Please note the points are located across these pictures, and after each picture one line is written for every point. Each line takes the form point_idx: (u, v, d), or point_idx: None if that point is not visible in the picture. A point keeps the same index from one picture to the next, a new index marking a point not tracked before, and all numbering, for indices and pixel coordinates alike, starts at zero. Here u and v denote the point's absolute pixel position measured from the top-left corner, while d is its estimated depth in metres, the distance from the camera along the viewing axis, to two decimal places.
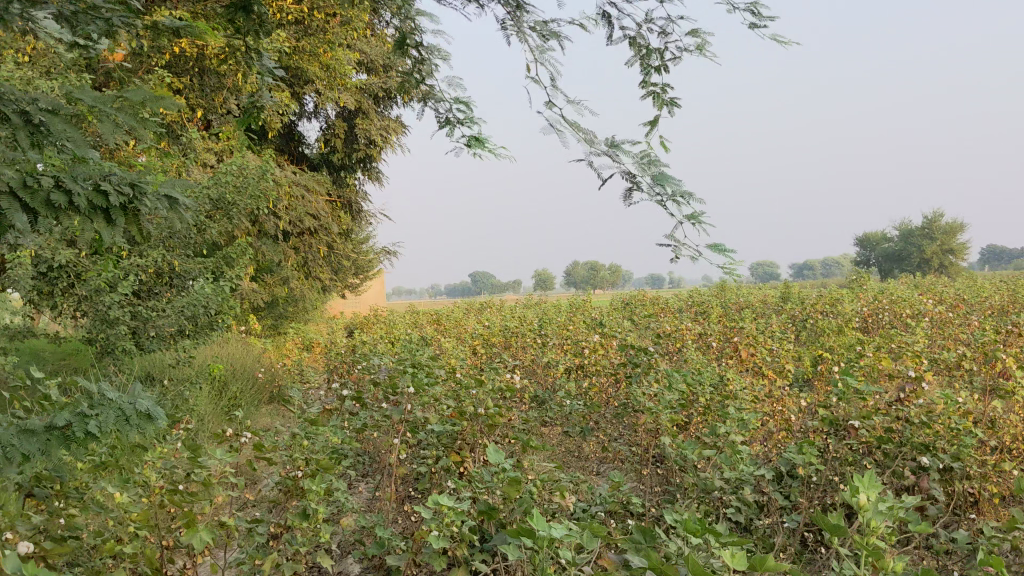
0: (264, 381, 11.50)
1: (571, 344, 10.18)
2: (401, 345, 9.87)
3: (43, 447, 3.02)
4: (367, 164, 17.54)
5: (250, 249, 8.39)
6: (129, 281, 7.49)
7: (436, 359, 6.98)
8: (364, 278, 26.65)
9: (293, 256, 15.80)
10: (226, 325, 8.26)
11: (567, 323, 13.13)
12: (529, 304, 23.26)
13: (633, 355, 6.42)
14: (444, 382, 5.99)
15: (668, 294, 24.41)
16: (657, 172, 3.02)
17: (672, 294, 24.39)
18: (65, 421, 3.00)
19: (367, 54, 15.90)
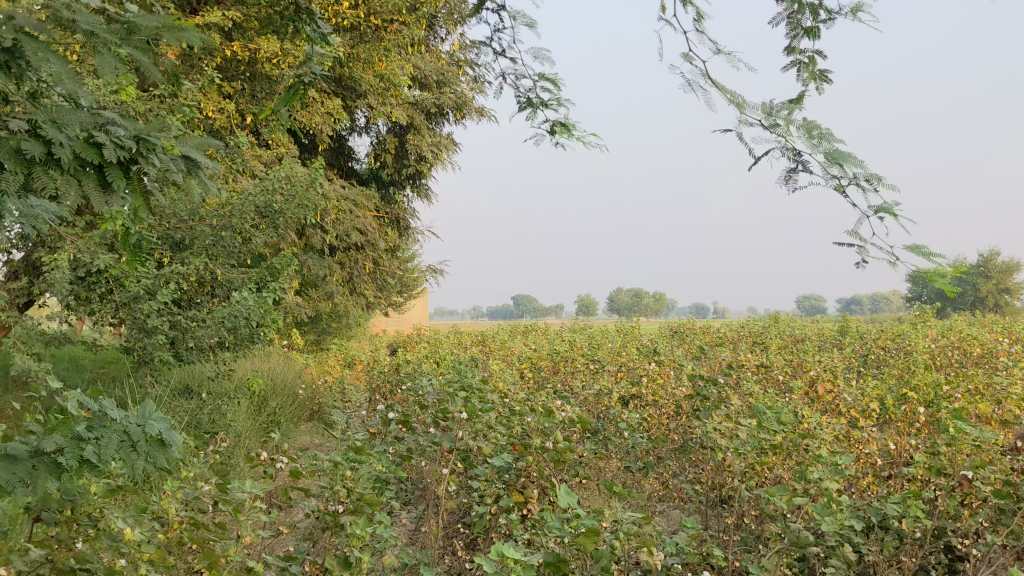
0: (306, 398, 11.19)
1: (626, 372, 9.71)
2: (449, 366, 9.50)
3: (30, 475, 2.85)
4: (417, 180, 17.26)
5: (296, 260, 8.05)
6: (168, 289, 7.21)
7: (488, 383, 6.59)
8: (409, 295, 26.41)
9: (339, 271, 15.53)
10: (267, 338, 7.91)
11: (619, 349, 12.67)
12: (575, 328, 22.80)
13: (700, 387, 5.97)
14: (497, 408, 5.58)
15: (717, 323, 23.79)
16: (842, 162, 2.86)
17: (721, 323, 23.76)
18: (55, 447, 2.82)
19: (421, 69, 15.63)
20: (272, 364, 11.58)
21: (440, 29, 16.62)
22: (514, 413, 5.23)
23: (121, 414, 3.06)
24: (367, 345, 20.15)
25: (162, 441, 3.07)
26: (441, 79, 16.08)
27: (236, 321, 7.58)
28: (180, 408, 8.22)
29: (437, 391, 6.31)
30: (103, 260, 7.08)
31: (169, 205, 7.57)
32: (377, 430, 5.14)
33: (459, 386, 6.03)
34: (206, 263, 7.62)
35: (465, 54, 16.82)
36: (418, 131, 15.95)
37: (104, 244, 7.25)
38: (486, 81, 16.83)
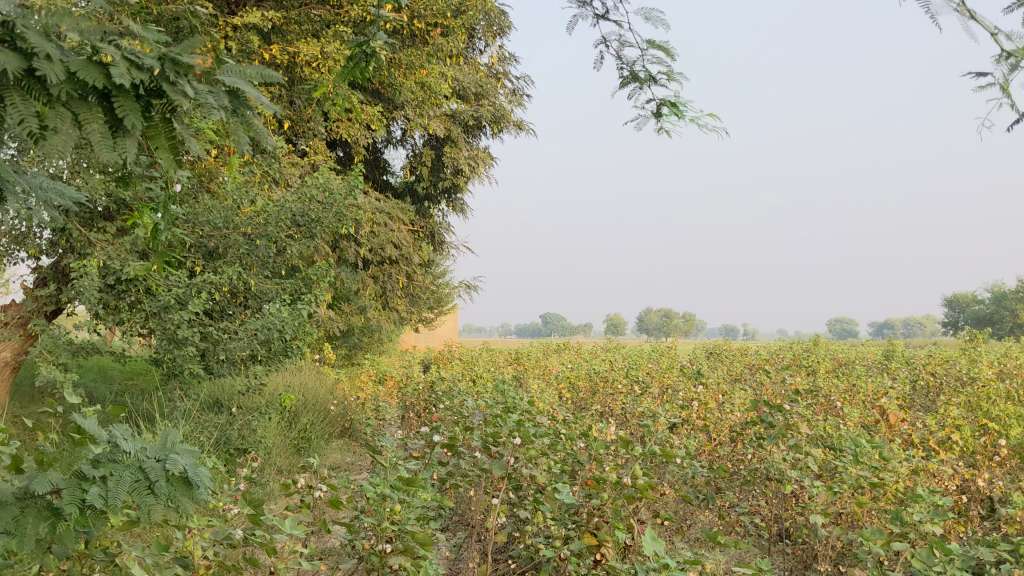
0: (337, 414, 10.90)
1: (669, 395, 9.33)
2: (487, 386, 9.17)
3: (22, 520, 2.61)
4: (453, 194, 16.98)
5: (332, 272, 7.76)
6: (200, 299, 6.92)
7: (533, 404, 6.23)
8: (439, 310, 26.12)
9: (372, 286, 15.27)
10: (301, 352, 7.62)
11: (659, 370, 12.30)
12: (609, 348, 22.40)
13: (764, 413, 5.60)
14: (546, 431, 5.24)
15: (752, 344, 23.31)
16: None
17: (757, 344, 23.28)
18: (52, 492, 2.59)
19: (460, 80, 15.37)
20: (303, 379, 11.30)
21: (479, 41, 16.38)
22: (569, 438, 4.89)
23: (139, 449, 2.76)
24: (398, 360, 19.86)
25: (187, 478, 2.72)
26: (480, 92, 15.82)
27: (270, 334, 7.28)
28: (208, 423, 7.92)
29: (479, 411, 5.97)
30: (134, 268, 6.81)
31: (203, 211, 7.30)
32: (419, 452, 4.80)
33: (505, 406, 5.67)
34: (240, 273, 7.33)
35: (504, 67, 16.57)
36: (456, 144, 15.69)
37: (135, 252, 6.99)
38: (524, 94, 16.56)
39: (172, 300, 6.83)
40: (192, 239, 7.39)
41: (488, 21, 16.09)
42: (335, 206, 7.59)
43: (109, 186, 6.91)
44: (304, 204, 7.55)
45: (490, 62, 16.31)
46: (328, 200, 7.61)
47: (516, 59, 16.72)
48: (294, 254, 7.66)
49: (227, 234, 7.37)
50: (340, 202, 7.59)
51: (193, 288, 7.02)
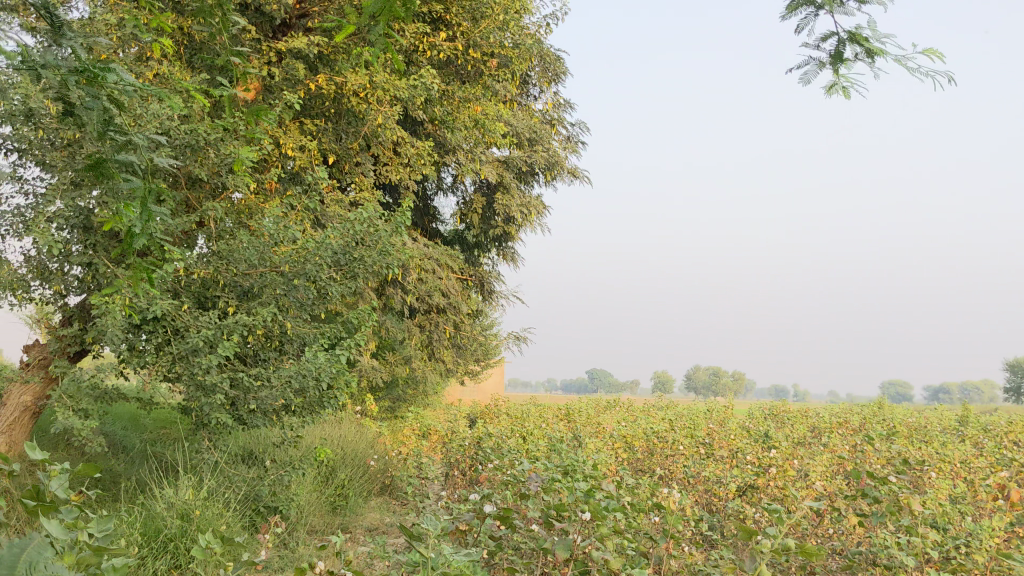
0: (377, 469, 10.27)
1: (738, 461, 8.54)
2: (540, 445, 8.46)
3: None
4: (504, 243, 16.44)
5: (376, 316, 7.16)
6: (232, 343, 6.36)
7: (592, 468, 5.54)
8: (486, 363, 25.50)
9: (418, 335, 14.72)
10: (338, 403, 7.02)
11: (721, 431, 11.48)
12: (661, 406, 21.55)
13: (865, 488, 4.86)
14: (613, 500, 4.56)
15: (812, 406, 22.28)
16: None
17: (816, 407, 22.28)
18: None
19: (513, 125, 14.92)
20: (342, 431, 10.71)
21: (533, 87, 15.97)
22: (642, 511, 4.22)
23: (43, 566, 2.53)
24: (443, 415, 19.23)
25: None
26: (533, 137, 15.36)
27: (304, 382, 6.68)
28: (237, 479, 7.31)
29: (536, 474, 5.30)
30: (161, 305, 6.29)
31: (240, 248, 6.78)
32: (467, 523, 4.16)
33: (565, 470, 5.00)
34: (276, 314, 6.78)
35: (559, 113, 16.12)
36: (508, 191, 15.19)
37: (163, 289, 6.50)
38: (579, 142, 16.06)
39: (201, 343, 6.29)
40: (228, 278, 6.87)
41: (543, 66, 15.69)
42: (381, 245, 7.00)
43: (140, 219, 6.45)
44: (346, 240, 6.99)
45: (544, 109, 15.87)
46: (371, 237, 7.02)
47: (571, 106, 16.26)
48: (335, 297, 7.09)
49: (264, 272, 6.81)
50: (385, 239, 7.00)
51: (224, 329, 6.48)
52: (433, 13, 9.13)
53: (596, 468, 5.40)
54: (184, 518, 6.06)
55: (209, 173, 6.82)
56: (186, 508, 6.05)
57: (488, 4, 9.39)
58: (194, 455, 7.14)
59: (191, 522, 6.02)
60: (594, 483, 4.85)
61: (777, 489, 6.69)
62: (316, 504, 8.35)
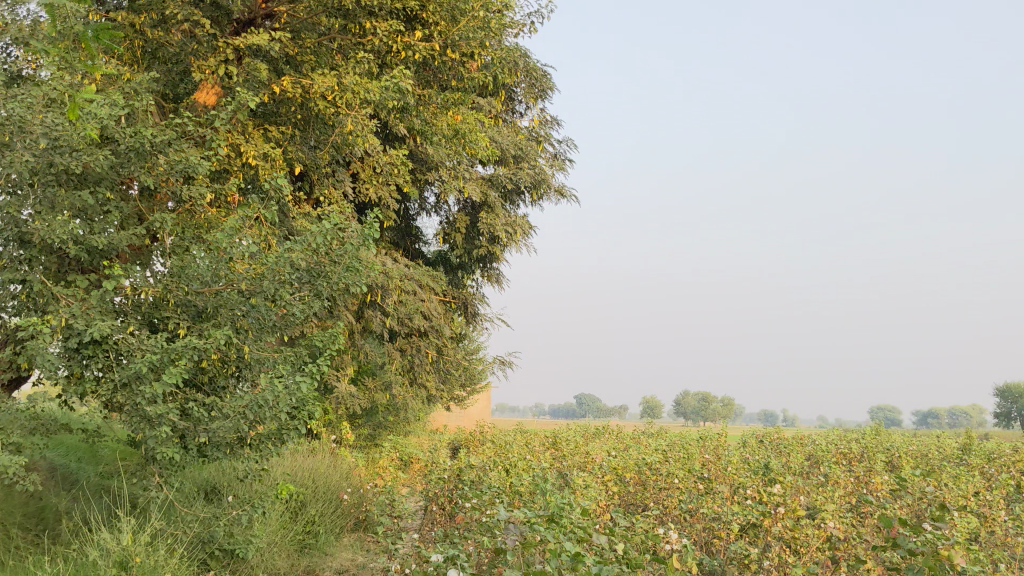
0: (350, 504, 9.61)
1: (739, 499, 7.89)
2: (523, 481, 7.81)
3: None
4: (489, 264, 15.84)
5: (343, 338, 6.53)
6: (180, 370, 5.72)
7: (580, 516, 4.90)
8: (471, 387, 24.83)
9: (399, 360, 14.08)
10: (299, 435, 6.36)
11: (718, 463, 10.84)
12: (651, 431, 20.93)
13: (894, 543, 4.23)
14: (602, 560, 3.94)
15: (804, 431, 21.71)
16: None
17: (809, 432, 21.71)
18: None
19: (498, 141, 14.36)
20: (314, 463, 10.04)
21: (519, 102, 15.43)
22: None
23: None
24: (426, 443, 18.55)
25: None
26: (519, 154, 14.81)
27: (260, 412, 6.03)
28: (190, 518, 6.64)
29: (515, 522, 4.67)
30: (101, 328, 5.66)
31: (192, 263, 6.15)
32: None
33: (550, 522, 4.36)
34: (231, 336, 6.15)
35: (546, 130, 15.58)
36: (492, 210, 14.60)
37: (105, 310, 5.87)
38: (566, 159, 15.51)
39: (145, 370, 5.66)
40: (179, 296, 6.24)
41: (529, 81, 15.17)
42: (348, 258, 6.39)
43: (80, 232, 5.82)
44: (309, 253, 6.37)
45: (531, 125, 15.34)
46: (338, 251, 6.40)
47: (558, 122, 15.73)
48: (299, 317, 6.46)
49: (218, 289, 6.18)
50: (352, 253, 6.38)
51: (173, 353, 5.85)
52: (411, 14, 8.54)
53: (585, 517, 4.77)
54: (122, 568, 5.41)
55: (159, 181, 6.20)
56: (124, 556, 5.41)
57: (469, 4, 8.82)
58: (143, 493, 6.47)
59: (129, 572, 5.38)
60: (581, 534, 4.22)
61: (784, 530, 6.06)
62: (281, 544, 7.67)
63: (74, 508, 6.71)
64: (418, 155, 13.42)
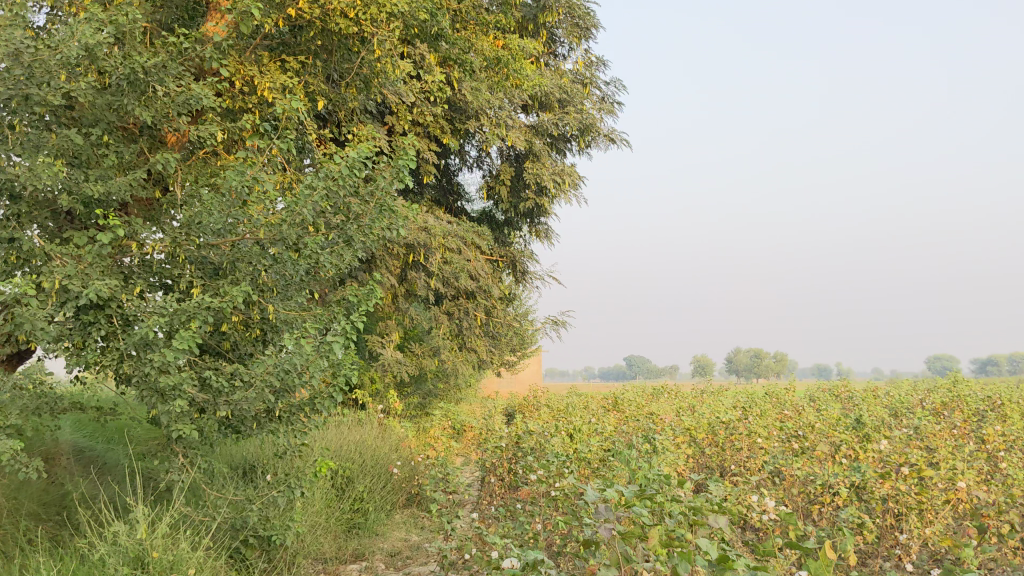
0: (401, 478, 8.89)
1: (840, 462, 6.96)
2: (593, 450, 6.96)
3: None
4: (537, 218, 14.96)
5: (381, 291, 5.70)
6: (192, 333, 4.93)
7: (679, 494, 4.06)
8: (522, 353, 24.11)
9: (446, 323, 13.28)
10: (333, 404, 5.54)
11: (801, 419, 9.90)
12: (713, 390, 20.03)
13: None
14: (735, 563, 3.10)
15: (872, 384, 20.73)
16: None
17: (876, 384, 20.73)
18: None
19: (541, 86, 13.41)
20: (361, 435, 9.31)
21: (561, 44, 14.43)
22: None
23: None
24: (478, 410, 17.83)
25: None
26: (564, 99, 13.86)
27: (287, 379, 5.21)
28: (219, 501, 5.90)
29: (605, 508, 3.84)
30: (99, 289, 4.87)
31: (203, 211, 5.36)
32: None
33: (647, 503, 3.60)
34: (251, 293, 5.35)
35: (592, 73, 14.58)
36: (538, 159, 13.68)
37: (104, 269, 5.11)
38: (615, 102, 14.50)
39: (152, 336, 4.87)
40: (191, 248, 5.45)
41: (571, 20, 14.16)
42: (380, 194, 5.55)
43: (72, 181, 5.05)
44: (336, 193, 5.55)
45: (575, 68, 14.35)
46: (368, 187, 5.57)
47: (605, 64, 14.71)
48: (330, 268, 5.64)
49: (234, 239, 5.38)
50: (385, 190, 5.54)
51: (184, 315, 5.06)
52: None
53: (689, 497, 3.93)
54: (139, 565, 4.64)
55: (160, 118, 5.41)
56: (140, 551, 4.62)
57: None
58: (163, 476, 5.73)
59: (147, 570, 4.61)
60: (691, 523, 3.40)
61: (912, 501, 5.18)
62: (325, 526, 6.92)
63: (94, 496, 6.01)
64: (456, 103, 12.54)
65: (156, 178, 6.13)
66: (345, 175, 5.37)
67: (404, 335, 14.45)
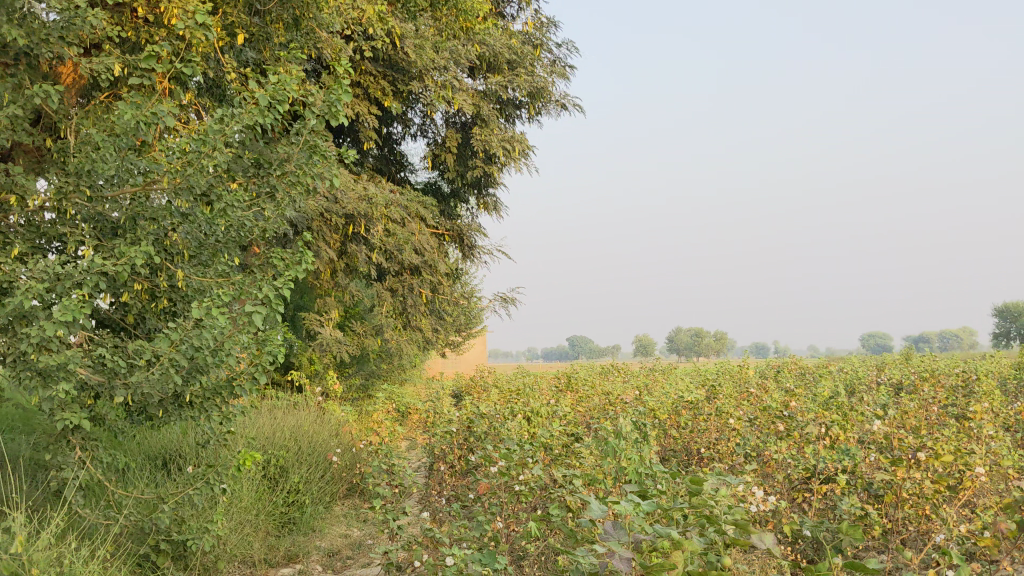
0: (341, 467, 8.10)
1: (828, 445, 6.33)
2: (557, 437, 6.24)
3: None
4: (485, 189, 14.16)
5: (312, 254, 4.86)
6: (80, 303, 4.08)
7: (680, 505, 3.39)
8: (468, 333, 23.37)
9: (389, 300, 12.45)
10: (254, 385, 4.69)
11: (770, 398, 9.33)
12: (665, 370, 19.52)
13: None
14: None
15: (823, 361, 20.46)
16: None
17: (828, 361, 20.45)
18: None
19: (489, 46, 12.59)
20: (297, 420, 8.48)
21: (509, 4, 13.63)
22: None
23: None
24: (424, 391, 17.03)
25: None
26: (513, 61, 13.05)
27: (197, 357, 4.37)
28: (125, 501, 5.03)
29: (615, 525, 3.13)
30: None
31: (97, 158, 4.50)
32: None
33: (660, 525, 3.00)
34: (155, 255, 4.50)
35: (541, 35, 13.81)
36: (486, 124, 12.88)
37: None
38: (566, 66, 13.76)
39: (29, 305, 4.01)
40: (82, 202, 4.57)
41: None
42: (309, 133, 4.74)
43: None
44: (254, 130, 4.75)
45: (525, 29, 13.55)
46: (294, 126, 4.74)
47: (556, 25, 13.92)
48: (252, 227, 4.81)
49: (132, 190, 4.51)
50: (315, 133, 4.73)
51: (71, 282, 4.20)
52: None
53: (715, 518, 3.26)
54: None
55: (39, 44, 4.53)
56: (16, 567, 3.77)
57: None
58: (56, 474, 4.84)
59: None
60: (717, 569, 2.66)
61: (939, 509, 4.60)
62: (254, 524, 6.08)
63: None
64: (398, 62, 11.68)
65: (44, 123, 5.25)
66: (266, 109, 4.55)
67: (344, 312, 13.58)
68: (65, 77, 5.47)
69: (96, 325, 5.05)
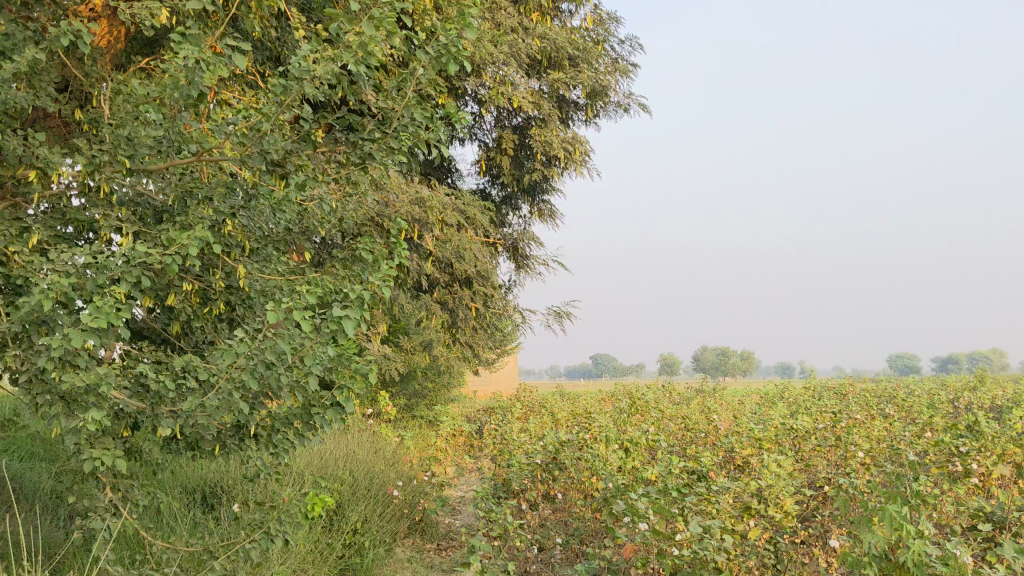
0: (402, 502, 7.09)
1: (1003, 491, 5.25)
2: (676, 476, 5.18)
3: None
4: (541, 196, 13.15)
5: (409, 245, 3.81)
6: (116, 305, 3.10)
7: None
8: (503, 350, 22.32)
9: (441, 315, 11.45)
10: (334, 412, 3.69)
11: (882, 429, 8.21)
12: (718, 391, 18.41)
13: None
14: None
15: (877, 382, 19.33)
16: None
17: (882, 382, 19.34)
18: None
19: (551, 40, 11.61)
20: (348, 448, 7.47)
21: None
22: None
23: None
24: (466, 412, 16.01)
25: None
26: (575, 57, 12.05)
27: (266, 377, 3.40)
28: (167, 555, 4.05)
29: None
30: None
31: (140, 122, 3.53)
32: None
33: None
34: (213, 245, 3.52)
35: (603, 31, 12.78)
36: (546, 125, 11.88)
37: None
38: (630, 64, 12.74)
39: (49, 307, 3.01)
40: (118, 177, 3.60)
41: None
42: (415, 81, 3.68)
43: None
44: (344, 90, 3.75)
45: (585, 25, 12.53)
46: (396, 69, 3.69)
47: (619, 20, 12.92)
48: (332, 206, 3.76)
49: (185, 162, 3.58)
50: None
51: (106, 278, 3.22)
52: None
53: None
54: None
55: None
56: None
57: None
58: (81, 522, 3.86)
59: None
60: None
61: None
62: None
63: None
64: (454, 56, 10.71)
65: (72, 91, 4.30)
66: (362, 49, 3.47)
67: (389, 329, 12.54)
68: (99, 39, 4.52)
69: (130, 336, 4.13)
